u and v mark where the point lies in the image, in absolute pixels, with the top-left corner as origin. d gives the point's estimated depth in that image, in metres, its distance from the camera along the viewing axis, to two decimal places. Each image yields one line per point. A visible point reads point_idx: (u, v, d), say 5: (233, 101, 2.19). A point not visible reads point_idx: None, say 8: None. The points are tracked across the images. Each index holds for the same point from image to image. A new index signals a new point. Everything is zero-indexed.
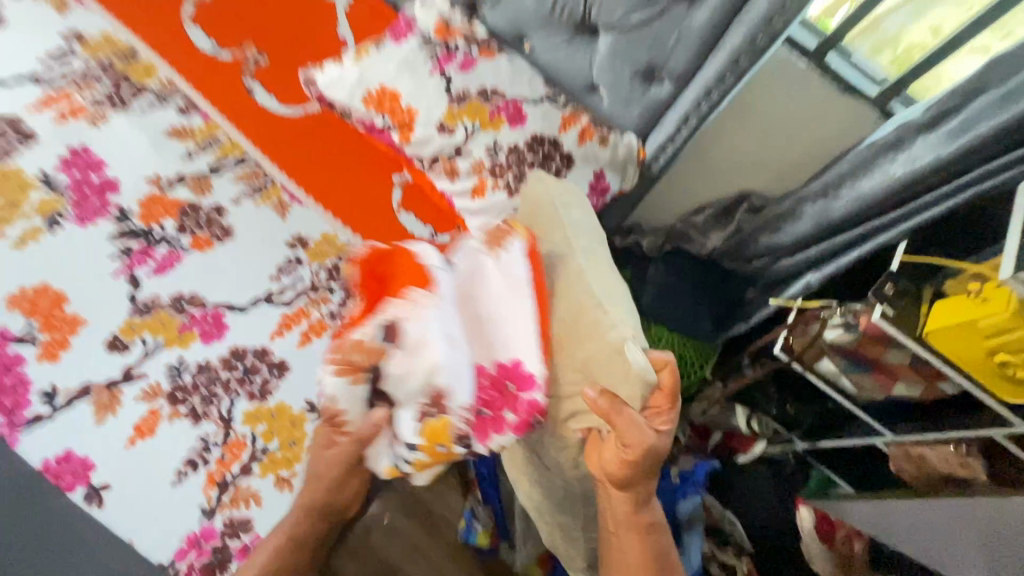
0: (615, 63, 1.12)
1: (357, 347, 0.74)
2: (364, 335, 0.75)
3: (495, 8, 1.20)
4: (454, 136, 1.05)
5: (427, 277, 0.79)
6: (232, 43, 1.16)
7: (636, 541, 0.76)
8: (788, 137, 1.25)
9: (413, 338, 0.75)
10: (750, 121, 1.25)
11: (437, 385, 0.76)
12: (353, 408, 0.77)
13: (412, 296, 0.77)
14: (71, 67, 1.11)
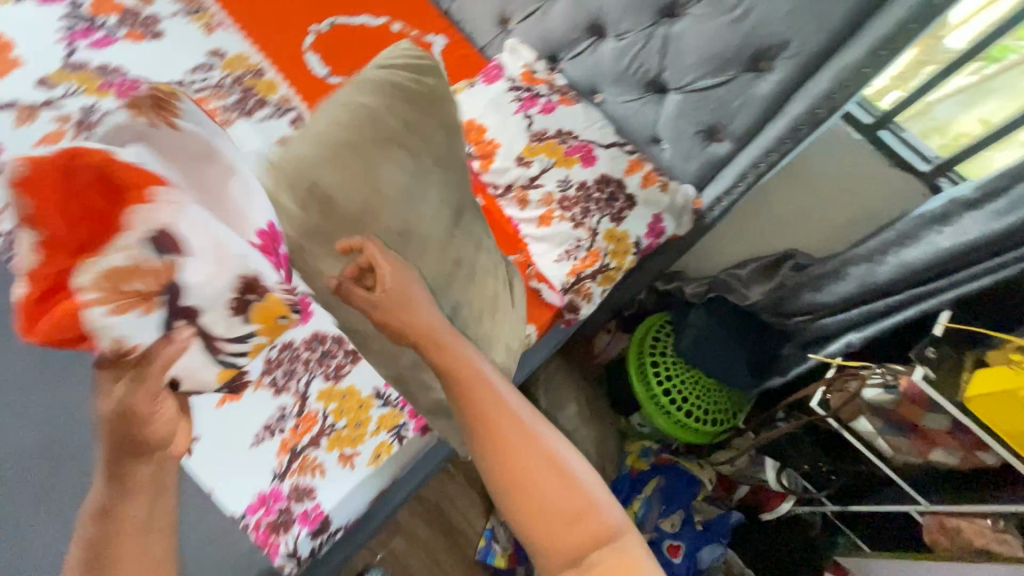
0: (680, 120, 1.23)
1: (116, 279, 0.52)
2: (122, 256, 0.53)
3: (575, 63, 1.34)
4: (530, 168, 1.17)
5: (148, 174, 0.56)
6: (343, 71, 1.33)
7: (522, 447, 0.68)
8: (830, 203, 1.33)
9: (197, 243, 0.56)
10: (795, 185, 1.36)
11: (246, 275, 0.59)
12: (151, 336, 0.54)
13: (153, 204, 0.55)
14: (210, 78, 1.23)
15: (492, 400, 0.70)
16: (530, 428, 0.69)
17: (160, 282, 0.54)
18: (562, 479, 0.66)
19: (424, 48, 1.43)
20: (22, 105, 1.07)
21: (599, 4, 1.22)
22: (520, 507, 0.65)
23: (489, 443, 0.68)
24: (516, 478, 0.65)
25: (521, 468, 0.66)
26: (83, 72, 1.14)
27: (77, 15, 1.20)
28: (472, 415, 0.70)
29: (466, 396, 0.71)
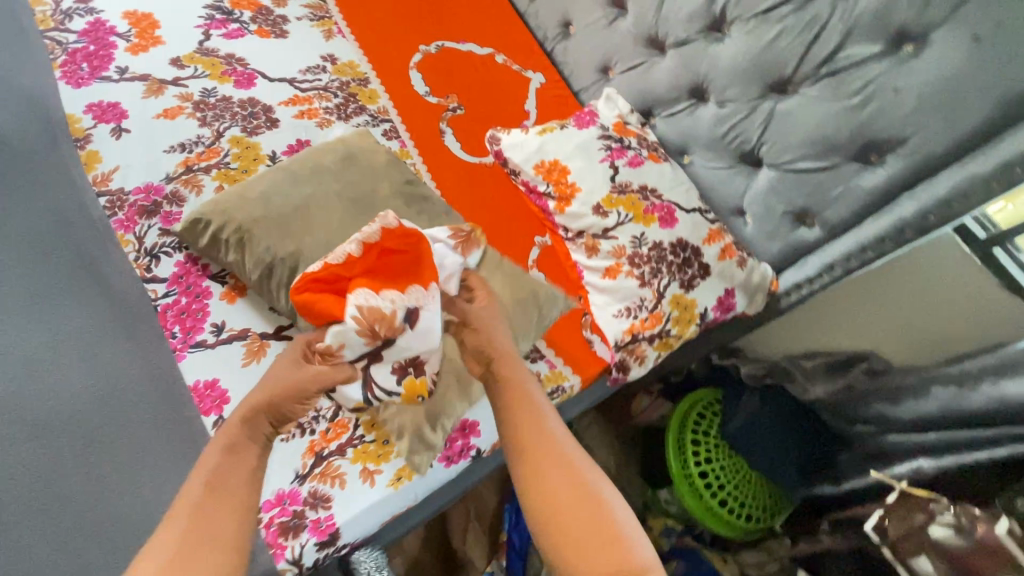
0: (770, 197, 1.18)
1: (369, 313, 0.80)
2: (387, 305, 0.81)
3: (669, 122, 1.32)
4: (606, 219, 1.14)
5: (433, 274, 0.86)
6: (441, 93, 1.38)
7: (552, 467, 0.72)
8: (930, 323, 1.18)
9: (424, 323, 0.84)
10: (892, 293, 1.23)
11: (420, 358, 0.85)
12: (352, 352, 0.81)
13: (413, 292, 0.84)
14: (319, 79, 1.29)
15: (531, 417, 0.77)
16: (564, 447, 0.74)
17: (387, 335, 0.82)
18: (585, 497, 0.69)
19: (521, 84, 1.47)
20: (152, 78, 1.14)
21: (706, 69, 1.20)
22: (544, 517, 0.69)
23: (524, 455, 0.74)
24: (544, 491, 0.70)
25: (550, 482, 0.70)
26: (211, 58, 1.21)
27: (218, 6, 1.30)
28: (512, 428, 0.76)
29: (511, 410, 0.78)
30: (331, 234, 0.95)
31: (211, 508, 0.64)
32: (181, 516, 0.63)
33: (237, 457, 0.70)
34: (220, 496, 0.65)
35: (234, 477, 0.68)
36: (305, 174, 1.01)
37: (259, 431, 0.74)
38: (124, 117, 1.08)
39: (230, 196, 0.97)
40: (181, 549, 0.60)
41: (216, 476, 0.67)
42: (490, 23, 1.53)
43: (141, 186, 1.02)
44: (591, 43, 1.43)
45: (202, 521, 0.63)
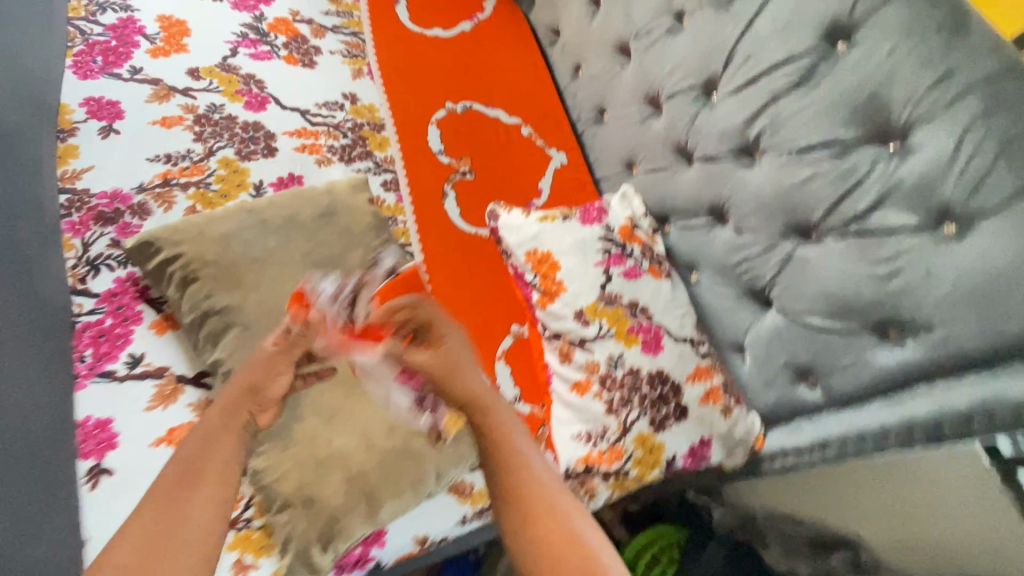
0: (772, 343, 1.07)
1: None
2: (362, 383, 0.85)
3: (683, 234, 1.23)
4: (586, 328, 1.04)
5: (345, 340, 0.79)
6: (455, 153, 1.33)
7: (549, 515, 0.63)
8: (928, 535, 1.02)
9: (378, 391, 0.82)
10: (896, 505, 1.04)
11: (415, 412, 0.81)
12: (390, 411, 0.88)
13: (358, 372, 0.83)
14: (332, 116, 1.26)
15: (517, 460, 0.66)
16: (555, 490, 0.65)
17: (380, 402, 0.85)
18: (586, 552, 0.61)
19: (541, 160, 1.41)
20: (162, 84, 1.12)
21: (729, 192, 1.11)
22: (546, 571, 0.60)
23: (516, 498, 0.65)
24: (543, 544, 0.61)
25: (548, 531, 0.62)
26: (230, 75, 1.20)
27: (254, 27, 1.29)
28: (504, 466, 0.66)
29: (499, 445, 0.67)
30: (278, 287, 0.88)
31: (176, 503, 0.59)
32: (158, 504, 0.59)
33: (210, 440, 0.66)
34: (189, 485, 0.61)
35: (202, 470, 0.63)
36: (272, 218, 0.93)
37: (237, 422, 0.69)
38: (118, 118, 1.06)
39: (190, 227, 0.90)
40: (152, 544, 0.56)
41: (179, 471, 0.62)
42: (524, 93, 1.50)
43: (108, 192, 0.99)
44: (620, 135, 1.37)
45: (172, 512, 0.59)
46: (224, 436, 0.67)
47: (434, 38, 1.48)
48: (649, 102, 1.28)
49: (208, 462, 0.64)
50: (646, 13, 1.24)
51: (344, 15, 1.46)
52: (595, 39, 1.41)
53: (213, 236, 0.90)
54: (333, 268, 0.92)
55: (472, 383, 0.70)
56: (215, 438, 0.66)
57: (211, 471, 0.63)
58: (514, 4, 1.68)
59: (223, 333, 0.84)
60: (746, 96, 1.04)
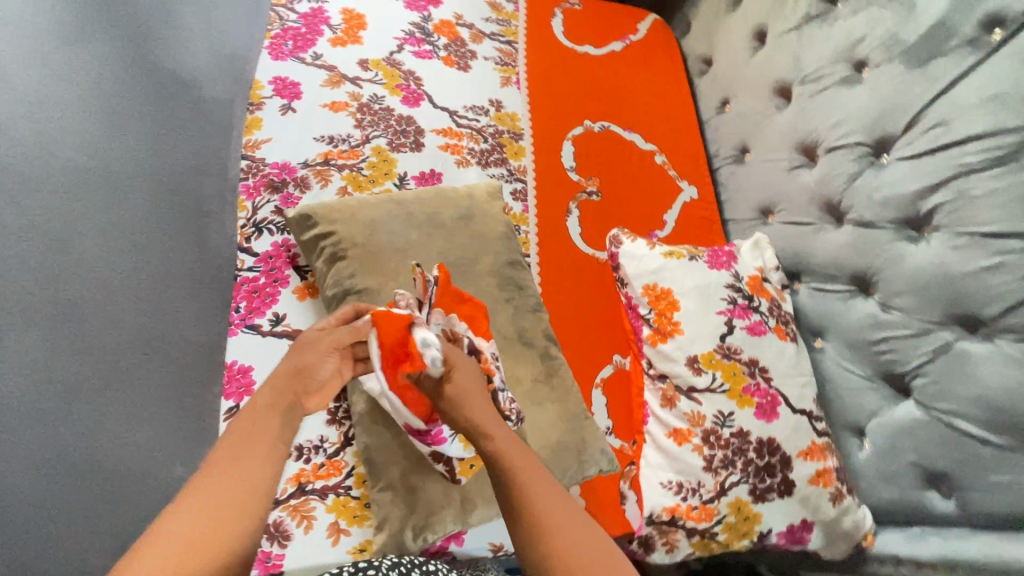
0: (903, 436, 0.97)
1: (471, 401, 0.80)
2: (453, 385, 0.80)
3: (814, 296, 1.15)
4: (696, 377, 1.00)
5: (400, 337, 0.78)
6: (586, 173, 1.33)
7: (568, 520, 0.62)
8: None
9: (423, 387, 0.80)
10: None
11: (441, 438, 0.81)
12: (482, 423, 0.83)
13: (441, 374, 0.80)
14: (477, 121, 1.30)
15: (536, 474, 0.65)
16: (566, 513, 0.63)
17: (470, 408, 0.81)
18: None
19: (671, 192, 1.37)
20: (336, 71, 1.23)
21: (882, 263, 1.02)
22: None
23: (531, 522, 0.62)
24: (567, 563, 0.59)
25: (573, 553, 0.60)
26: (394, 69, 1.28)
27: (421, 26, 1.37)
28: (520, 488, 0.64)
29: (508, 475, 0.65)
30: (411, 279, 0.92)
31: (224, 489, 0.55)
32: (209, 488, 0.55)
33: (267, 423, 0.63)
34: (236, 469, 0.57)
35: (245, 459, 0.58)
36: (417, 212, 0.98)
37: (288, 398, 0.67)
38: (297, 97, 1.17)
39: (344, 211, 0.97)
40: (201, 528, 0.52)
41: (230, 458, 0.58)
42: (664, 121, 1.47)
43: (279, 162, 1.09)
44: (761, 180, 1.30)
45: (226, 496, 0.55)
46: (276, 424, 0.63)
47: (584, 54, 1.49)
48: (802, 151, 1.20)
49: (262, 452, 0.60)
50: (818, 59, 1.17)
51: (503, 22, 1.48)
52: (751, 76, 1.35)
53: (362, 221, 0.96)
54: (462, 269, 0.95)
55: (475, 410, 0.69)
56: (265, 422, 0.63)
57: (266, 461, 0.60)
58: (669, 28, 1.65)
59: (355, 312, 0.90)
60: (926, 164, 0.96)
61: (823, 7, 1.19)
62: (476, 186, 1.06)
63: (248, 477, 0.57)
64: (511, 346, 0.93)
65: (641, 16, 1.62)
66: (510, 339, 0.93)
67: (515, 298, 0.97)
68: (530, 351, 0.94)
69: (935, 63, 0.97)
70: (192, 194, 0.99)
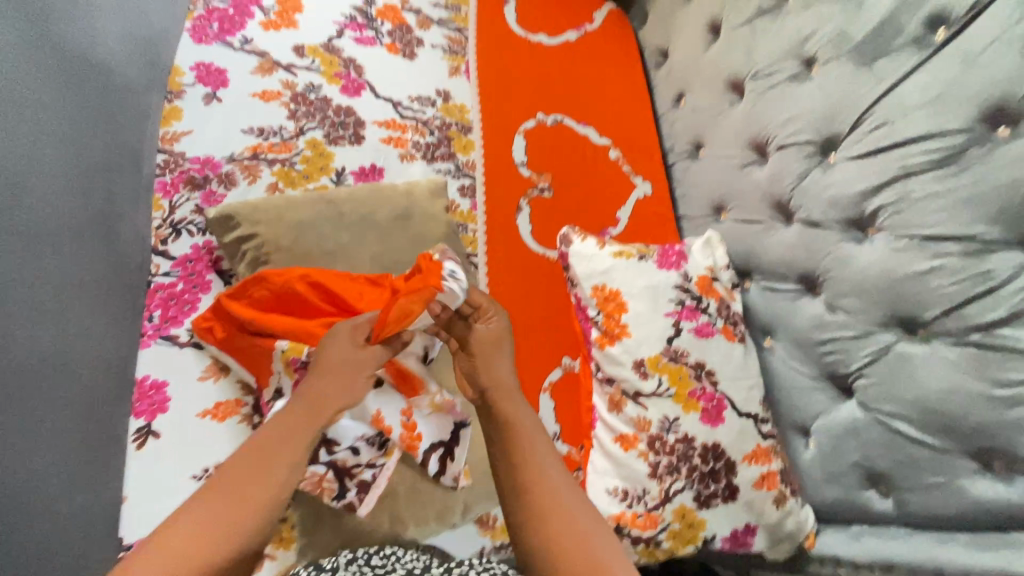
0: (845, 437, 0.97)
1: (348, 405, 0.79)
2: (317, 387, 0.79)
3: (763, 295, 1.15)
4: (642, 381, 0.98)
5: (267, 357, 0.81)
6: (537, 168, 1.29)
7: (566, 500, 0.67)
8: None
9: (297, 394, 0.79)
10: None
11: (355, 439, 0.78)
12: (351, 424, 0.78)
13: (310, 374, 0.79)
14: (423, 112, 1.24)
15: (543, 450, 0.71)
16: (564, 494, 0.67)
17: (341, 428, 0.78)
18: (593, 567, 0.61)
19: (624, 187, 1.35)
20: (268, 57, 1.14)
21: (829, 263, 1.01)
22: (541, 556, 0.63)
23: (530, 491, 0.67)
24: (557, 557, 0.62)
25: (554, 533, 0.64)
26: (332, 56, 1.20)
27: (363, 10, 1.29)
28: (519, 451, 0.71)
29: (522, 463, 0.70)
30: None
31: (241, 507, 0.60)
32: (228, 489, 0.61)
33: (288, 437, 0.67)
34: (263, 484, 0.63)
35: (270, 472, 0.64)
36: (349, 212, 0.92)
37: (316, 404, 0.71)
38: (223, 86, 1.09)
39: (268, 211, 0.90)
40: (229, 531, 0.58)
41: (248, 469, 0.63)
42: (619, 114, 1.43)
43: (201, 157, 1.04)
44: (714, 177, 1.28)
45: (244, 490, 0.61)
46: (300, 437, 0.68)
47: (537, 44, 1.44)
48: (754, 148, 1.19)
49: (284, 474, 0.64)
50: (770, 54, 1.15)
51: (452, 8, 1.41)
52: (705, 70, 1.32)
53: (289, 222, 0.90)
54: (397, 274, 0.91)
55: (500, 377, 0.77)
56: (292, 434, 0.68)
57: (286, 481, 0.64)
58: (625, 18, 1.61)
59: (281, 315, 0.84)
60: (872, 165, 0.95)
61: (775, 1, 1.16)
62: (416, 183, 1.00)
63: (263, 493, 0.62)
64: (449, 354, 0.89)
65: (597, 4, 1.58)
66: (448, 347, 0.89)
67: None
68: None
69: (882, 61, 0.96)
70: (100, 191, 0.90)
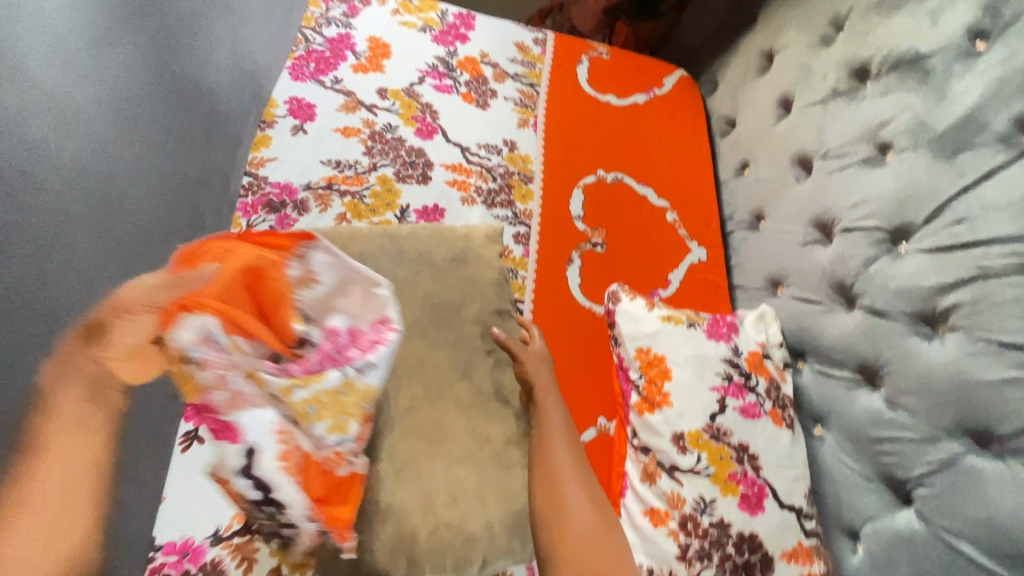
0: (899, 550, 0.89)
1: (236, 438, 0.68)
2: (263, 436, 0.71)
3: (817, 379, 1.09)
4: (680, 456, 0.95)
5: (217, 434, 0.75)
6: (592, 223, 1.30)
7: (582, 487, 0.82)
8: None
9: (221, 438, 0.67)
10: None
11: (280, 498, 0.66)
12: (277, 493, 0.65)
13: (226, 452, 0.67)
14: (488, 159, 1.29)
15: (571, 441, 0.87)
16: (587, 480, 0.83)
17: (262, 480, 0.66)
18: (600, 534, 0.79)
19: (678, 251, 1.34)
20: (353, 97, 1.23)
21: (890, 356, 0.96)
22: (552, 520, 0.79)
23: (554, 471, 0.83)
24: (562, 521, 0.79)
25: (569, 506, 0.80)
26: (411, 100, 1.28)
27: (445, 60, 1.38)
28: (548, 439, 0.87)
29: (549, 444, 0.86)
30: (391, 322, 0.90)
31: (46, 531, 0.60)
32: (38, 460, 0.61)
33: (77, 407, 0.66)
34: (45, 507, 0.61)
35: (67, 447, 0.64)
36: (409, 248, 0.97)
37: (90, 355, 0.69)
38: (310, 119, 1.18)
39: (335, 239, 0.95)
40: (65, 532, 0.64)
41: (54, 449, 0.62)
42: (680, 178, 1.44)
43: (280, 183, 1.12)
44: (774, 251, 1.25)
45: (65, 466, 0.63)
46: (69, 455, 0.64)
47: (606, 103, 1.48)
48: (818, 227, 1.16)
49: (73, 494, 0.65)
50: (842, 135, 1.14)
51: (528, 64, 1.48)
52: (772, 144, 1.32)
53: (353, 253, 0.94)
54: (446, 315, 0.93)
55: (541, 377, 0.93)
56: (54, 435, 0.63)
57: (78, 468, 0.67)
58: (695, 86, 1.63)
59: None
60: (946, 261, 0.91)
61: (852, 83, 1.15)
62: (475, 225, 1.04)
63: (80, 474, 0.65)
64: (485, 403, 0.89)
65: (668, 71, 1.62)
66: (484, 397, 0.89)
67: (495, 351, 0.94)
68: (499, 406, 0.90)
69: (963, 155, 0.93)
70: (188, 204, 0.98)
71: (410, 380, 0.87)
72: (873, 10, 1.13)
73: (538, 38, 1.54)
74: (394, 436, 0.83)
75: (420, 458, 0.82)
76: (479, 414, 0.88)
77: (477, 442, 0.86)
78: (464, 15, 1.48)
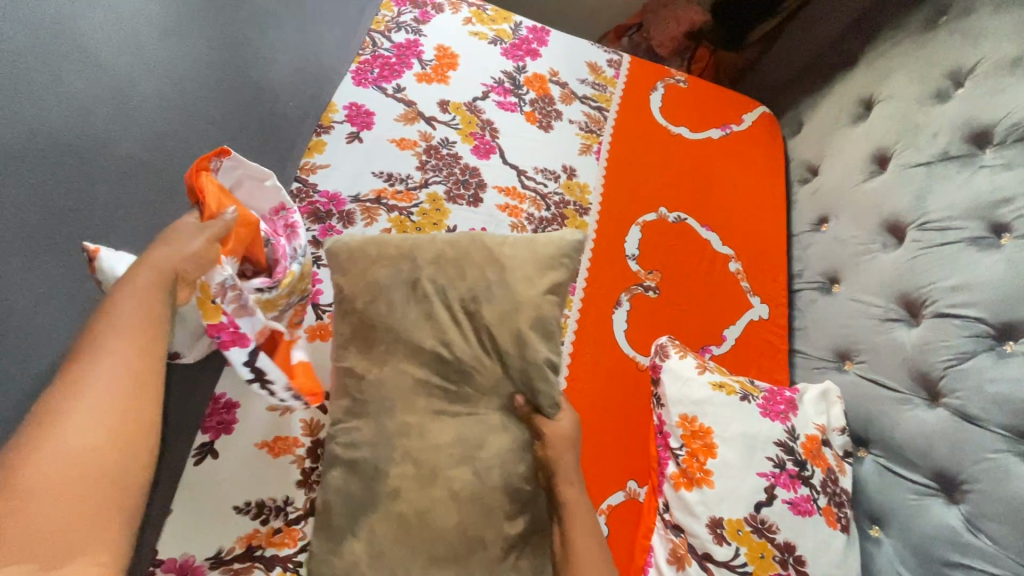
0: None
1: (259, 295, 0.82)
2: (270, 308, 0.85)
3: (882, 476, 0.97)
4: (716, 546, 0.85)
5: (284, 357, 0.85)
6: (647, 264, 1.21)
7: None
8: None
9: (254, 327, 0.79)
10: None
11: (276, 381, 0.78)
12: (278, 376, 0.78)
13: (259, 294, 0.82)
14: (544, 185, 1.22)
15: (594, 547, 0.79)
16: None
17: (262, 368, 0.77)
18: None
19: (737, 305, 1.23)
20: (414, 107, 1.19)
21: (976, 473, 0.84)
22: None
23: None
24: None
25: None
26: (472, 115, 1.23)
27: (513, 76, 1.32)
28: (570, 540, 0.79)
29: (570, 547, 0.79)
30: (399, 375, 0.82)
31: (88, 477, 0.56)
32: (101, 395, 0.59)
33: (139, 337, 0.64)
34: (60, 449, 0.55)
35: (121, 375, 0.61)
36: (426, 284, 0.86)
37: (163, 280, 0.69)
38: (367, 128, 1.14)
39: (355, 261, 0.86)
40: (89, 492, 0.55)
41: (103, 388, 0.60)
42: (748, 224, 1.33)
43: (330, 193, 1.07)
44: (847, 321, 1.13)
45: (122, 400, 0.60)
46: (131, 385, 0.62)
47: (677, 136, 1.38)
48: (903, 304, 1.03)
49: (114, 437, 0.58)
50: (946, 207, 1.01)
51: (599, 86, 1.40)
52: (859, 202, 1.19)
53: (367, 282, 0.85)
54: (458, 371, 0.83)
55: (566, 462, 0.83)
56: (99, 360, 0.61)
57: (134, 402, 0.61)
58: (777, 124, 1.51)
59: (346, 392, 0.83)
60: None
61: (967, 148, 1.02)
62: (519, 250, 0.90)
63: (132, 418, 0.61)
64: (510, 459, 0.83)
65: (748, 106, 1.50)
66: (486, 490, 0.79)
67: (513, 426, 0.84)
68: (505, 504, 0.80)
69: None
70: None
71: (406, 454, 0.79)
72: (1004, 69, 1.00)
73: (612, 60, 1.45)
74: (375, 518, 0.77)
75: (396, 547, 0.76)
76: (473, 510, 0.78)
77: (468, 546, 0.77)
78: (538, 30, 1.42)
